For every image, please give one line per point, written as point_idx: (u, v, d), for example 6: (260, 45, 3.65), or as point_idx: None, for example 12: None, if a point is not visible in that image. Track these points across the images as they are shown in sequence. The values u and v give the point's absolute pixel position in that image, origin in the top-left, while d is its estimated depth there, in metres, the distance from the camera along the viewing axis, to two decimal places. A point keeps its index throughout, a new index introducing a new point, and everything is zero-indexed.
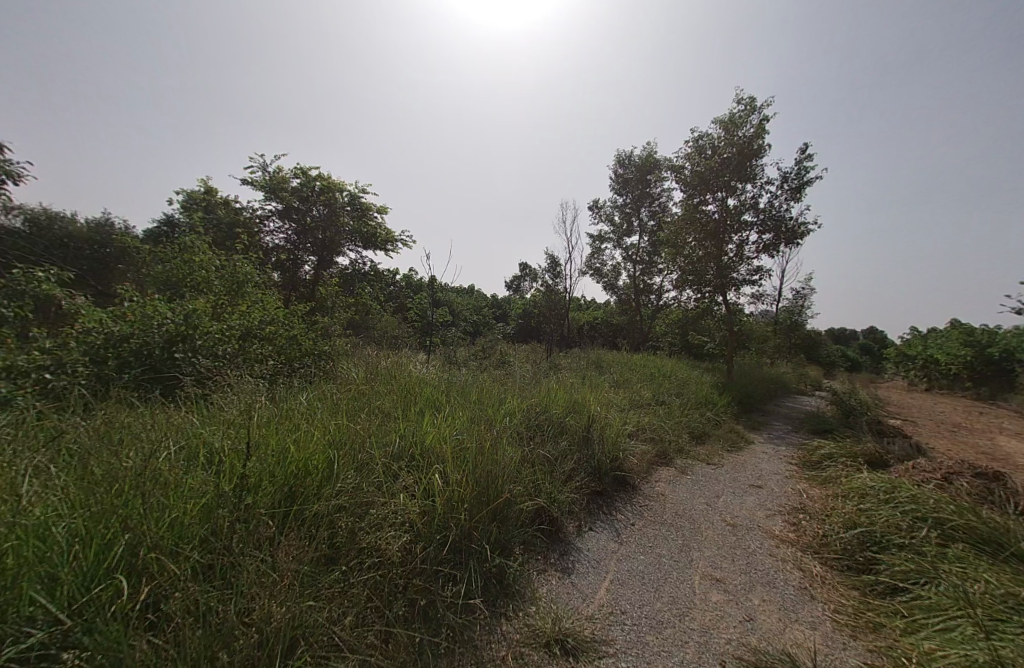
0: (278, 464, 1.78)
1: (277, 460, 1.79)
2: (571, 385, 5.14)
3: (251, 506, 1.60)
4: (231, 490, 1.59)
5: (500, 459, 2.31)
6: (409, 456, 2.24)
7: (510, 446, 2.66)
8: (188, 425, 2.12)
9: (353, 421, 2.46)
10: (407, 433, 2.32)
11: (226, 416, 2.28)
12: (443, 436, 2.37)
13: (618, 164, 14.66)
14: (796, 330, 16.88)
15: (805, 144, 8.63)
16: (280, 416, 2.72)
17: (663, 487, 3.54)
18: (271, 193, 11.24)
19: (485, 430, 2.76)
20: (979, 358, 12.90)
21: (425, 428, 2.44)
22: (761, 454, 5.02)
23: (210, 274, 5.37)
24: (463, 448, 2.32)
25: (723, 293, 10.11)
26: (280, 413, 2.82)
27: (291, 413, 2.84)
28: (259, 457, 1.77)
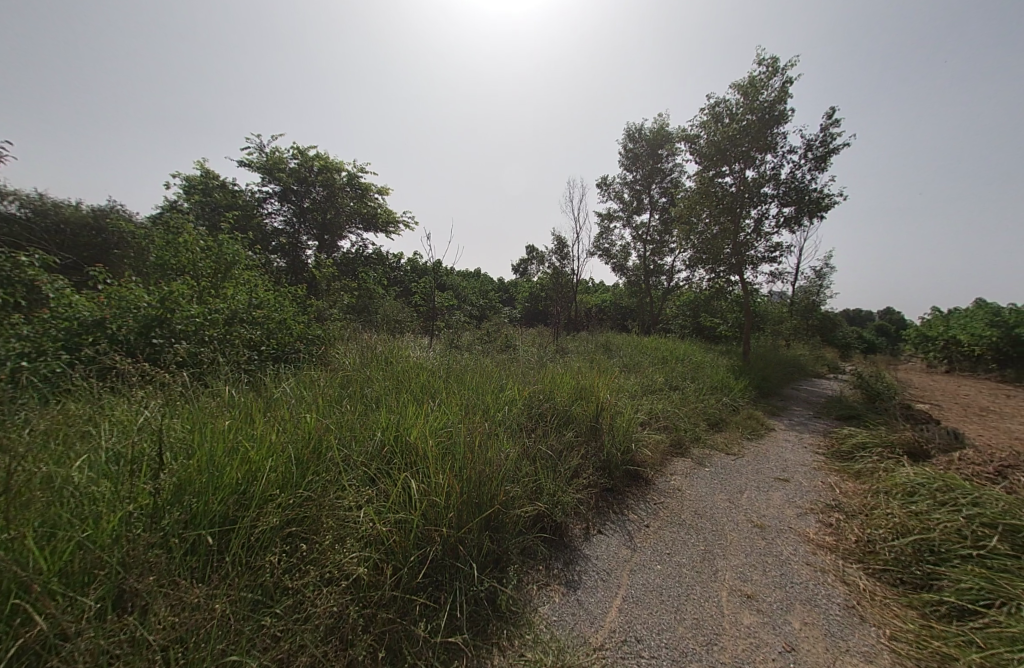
0: (223, 466, 1.50)
1: (223, 461, 1.52)
2: (578, 370, 4.79)
3: (182, 523, 1.34)
4: (156, 504, 1.33)
5: (495, 457, 1.99)
6: (387, 453, 1.94)
7: (507, 440, 2.34)
8: (137, 414, 1.86)
9: (325, 413, 2.18)
10: (386, 426, 2.02)
11: (182, 409, 2.02)
12: (428, 429, 2.05)
13: (627, 138, 13.95)
14: (813, 310, 16.26)
15: (832, 108, 7.94)
16: (254, 406, 2.43)
17: (678, 481, 3.22)
18: (268, 173, 10.86)
19: (479, 421, 2.44)
20: (1005, 338, 12.28)
21: (409, 419, 2.12)
22: (783, 442, 4.67)
23: (194, 254, 5.05)
24: (450, 444, 2.01)
25: (739, 272, 9.60)
26: (255, 403, 2.53)
27: (268, 404, 2.56)
28: (201, 460, 1.50)
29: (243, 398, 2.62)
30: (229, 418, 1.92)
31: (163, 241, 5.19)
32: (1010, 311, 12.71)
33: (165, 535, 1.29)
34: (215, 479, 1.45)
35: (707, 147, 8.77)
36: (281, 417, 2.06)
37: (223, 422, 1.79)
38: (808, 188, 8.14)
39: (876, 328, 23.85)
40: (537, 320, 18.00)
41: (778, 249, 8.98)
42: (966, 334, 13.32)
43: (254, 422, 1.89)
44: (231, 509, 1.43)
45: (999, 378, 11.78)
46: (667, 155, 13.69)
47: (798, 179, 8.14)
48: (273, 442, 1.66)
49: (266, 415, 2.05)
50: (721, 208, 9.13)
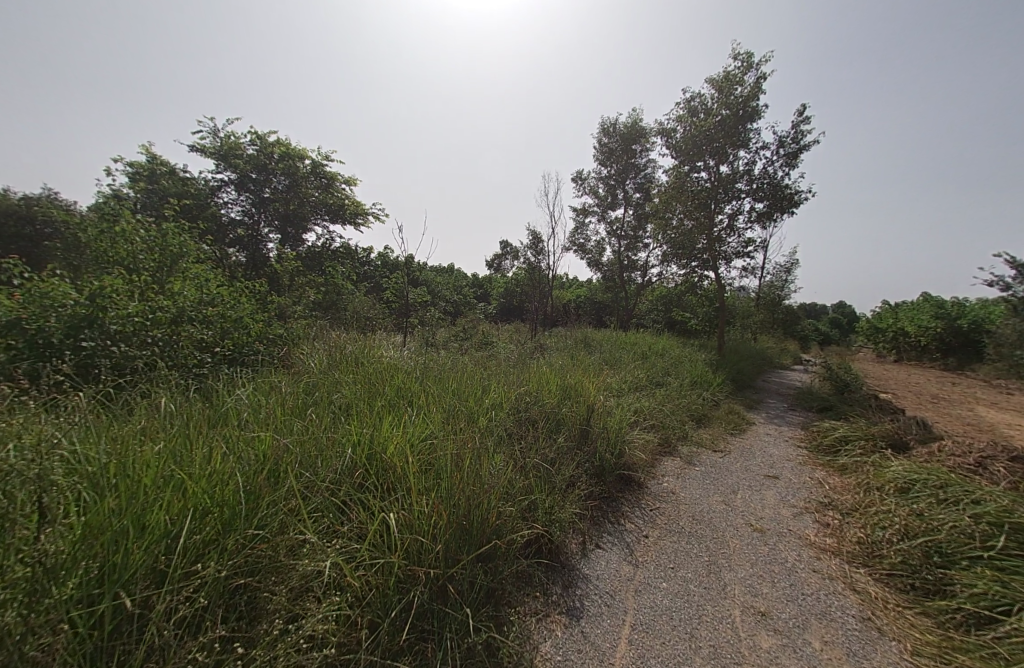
0: (155, 507, 1.24)
1: (155, 502, 1.25)
2: (561, 368, 4.59)
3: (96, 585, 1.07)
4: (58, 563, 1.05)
5: (486, 474, 1.76)
6: (360, 474, 1.67)
7: (495, 452, 2.11)
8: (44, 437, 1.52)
9: (285, 425, 1.90)
10: (357, 441, 1.75)
11: (110, 436, 1.71)
12: (407, 445, 1.80)
13: (602, 133, 13.89)
14: (777, 304, 16.84)
15: (802, 105, 8.10)
16: (200, 421, 2.10)
17: (672, 482, 3.08)
18: (222, 160, 10.07)
19: (463, 431, 2.20)
20: (949, 329, 13.09)
21: (385, 432, 1.86)
22: (765, 437, 4.66)
23: (133, 245, 4.50)
24: (435, 461, 1.76)
25: (713, 267, 9.71)
26: (202, 417, 2.19)
27: (217, 418, 2.22)
28: (127, 504, 1.23)
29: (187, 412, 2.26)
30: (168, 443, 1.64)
31: (95, 229, 4.59)
32: (953, 304, 13.58)
33: (70, 605, 1.02)
34: (143, 520, 1.20)
35: (682, 142, 8.78)
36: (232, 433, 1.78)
37: (158, 452, 1.52)
38: (779, 184, 8.30)
39: (831, 320, 25.05)
40: (511, 316, 17.78)
41: (750, 245, 9.14)
42: (914, 325, 14.14)
43: (197, 444, 1.61)
44: (166, 555, 1.18)
45: (943, 366, 12.58)
46: (641, 150, 13.74)
47: (770, 175, 8.27)
48: (218, 470, 1.40)
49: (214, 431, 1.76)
50: (695, 203, 9.19)
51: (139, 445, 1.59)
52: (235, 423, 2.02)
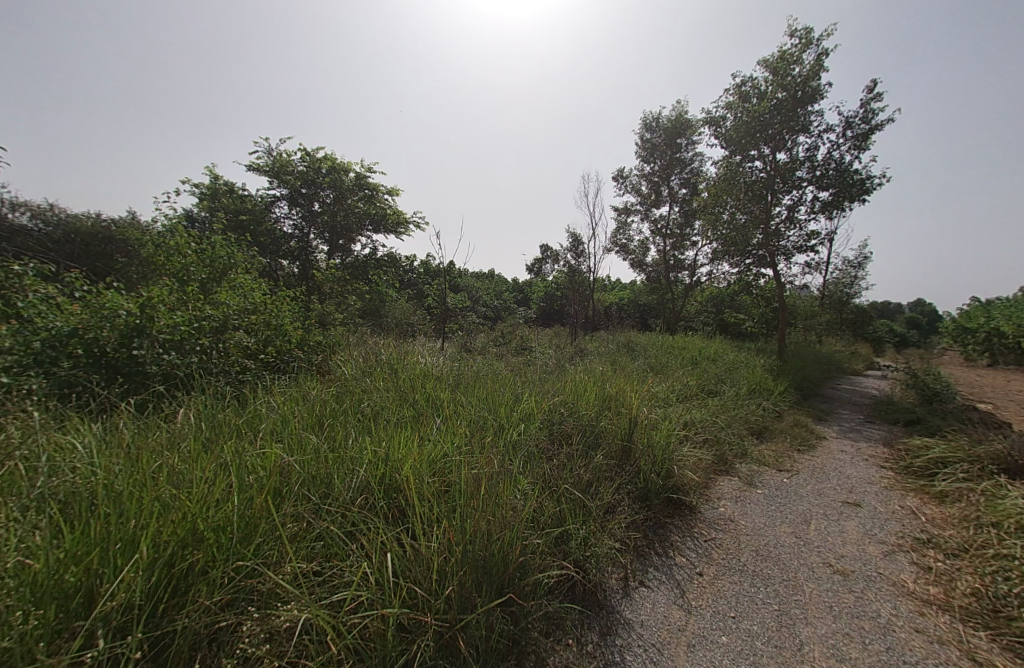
0: (148, 531, 1.20)
1: (150, 527, 1.22)
2: (602, 376, 4.28)
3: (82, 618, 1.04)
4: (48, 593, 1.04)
5: (508, 501, 1.55)
6: (370, 498, 1.53)
7: (522, 474, 1.89)
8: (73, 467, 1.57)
9: (301, 440, 1.82)
10: (370, 459, 1.62)
11: (134, 453, 1.72)
12: (422, 466, 1.64)
13: (644, 128, 13.35)
14: (845, 303, 15.31)
15: (873, 80, 7.25)
16: (224, 434, 2.08)
17: (730, 508, 2.72)
18: (276, 177, 10.69)
19: (488, 449, 2.01)
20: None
21: (402, 449, 1.71)
22: (839, 454, 4.07)
23: (187, 257, 4.75)
24: (452, 485, 1.58)
25: (770, 264, 8.93)
26: (227, 431, 2.18)
27: (242, 431, 2.20)
28: (124, 527, 1.21)
29: (213, 424, 2.25)
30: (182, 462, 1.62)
31: (155, 244, 4.90)
32: None
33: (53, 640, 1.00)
34: (134, 547, 1.15)
35: (732, 131, 8.18)
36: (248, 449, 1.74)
37: (169, 471, 1.50)
38: (846, 169, 7.49)
39: (908, 320, 22.44)
40: (552, 320, 17.50)
41: (813, 238, 8.31)
42: (1013, 324, 12.28)
43: (207, 462, 1.57)
44: (153, 587, 1.11)
45: None
46: (686, 143, 13.04)
47: (835, 160, 7.48)
48: (216, 492, 1.34)
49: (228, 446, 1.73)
50: (748, 196, 8.53)
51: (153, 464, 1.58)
52: (256, 437, 2.00)
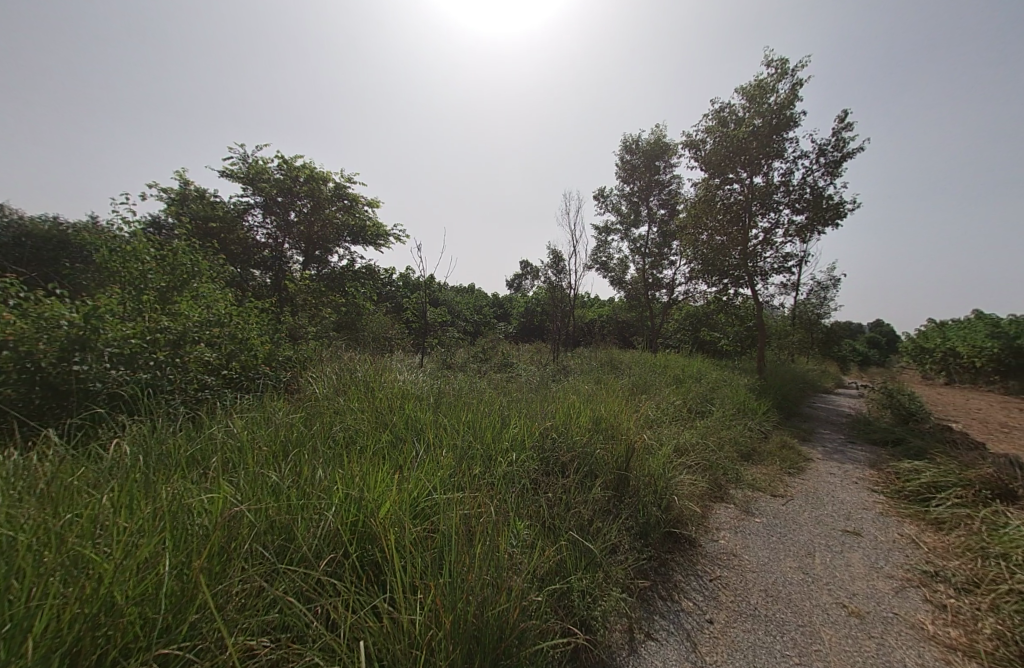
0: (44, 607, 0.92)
1: (49, 599, 0.94)
2: (589, 395, 4.12)
3: None
4: None
5: (504, 555, 1.32)
6: (338, 551, 1.29)
7: (516, 516, 1.67)
8: None
9: (258, 475, 1.55)
10: (341, 503, 1.38)
11: (47, 493, 1.41)
12: (403, 510, 1.41)
13: (624, 150, 13.65)
14: (813, 323, 15.83)
15: (844, 111, 7.57)
16: (168, 468, 1.78)
17: (731, 540, 2.55)
18: (250, 184, 10.28)
19: (477, 486, 1.79)
20: (1005, 350, 11.83)
21: (380, 490, 1.48)
22: (828, 477, 4.01)
23: (144, 263, 4.35)
24: (438, 535, 1.35)
25: (747, 284, 9.09)
26: (173, 463, 1.88)
27: (191, 463, 1.91)
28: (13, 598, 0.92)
29: (155, 457, 1.94)
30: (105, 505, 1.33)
31: (108, 248, 4.48)
32: (1010, 323, 12.34)
33: None
34: (21, 631, 0.88)
35: (711, 154, 8.38)
36: (192, 487, 1.46)
37: (87, 518, 1.22)
38: (819, 195, 7.75)
39: (869, 339, 23.47)
40: (533, 336, 17.41)
41: (788, 259, 8.53)
42: (966, 345, 12.87)
43: (137, 506, 1.29)
44: None
45: (1004, 390, 11.35)
46: (664, 166, 13.37)
47: (810, 185, 7.74)
48: (146, 548, 1.08)
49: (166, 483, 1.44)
50: (727, 218, 8.72)
51: (67, 511, 1.29)
52: (203, 472, 1.71)
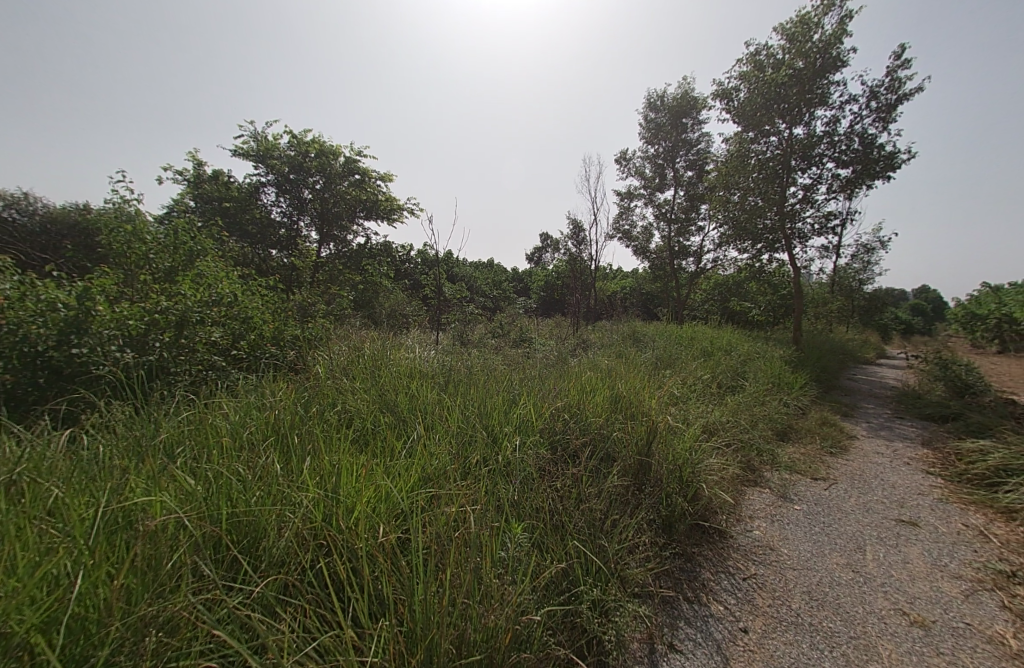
0: None
1: None
2: (609, 370, 3.85)
3: None
4: None
5: (488, 574, 1.09)
6: (292, 566, 1.13)
7: (513, 517, 1.46)
8: None
9: (225, 470, 1.43)
10: (298, 510, 1.21)
11: (9, 498, 1.34)
12: (372, 517, 1.22)
13: (648, 108, 12.70)
14: (854, 290, 14.76)
15: (902, 44, 6.62)
16: (137, 461, 1.65)
17: (767, 531, 2.28)
18: (261, 161, 10.11)
19: (474, 486, 1.57)
20: None
21: (351, 491, 1.30)
22: (875, 458, 3.65)
23: (144, 242, 4.22)
24: (409, 546, 1.15)
25: (784, 248, 8.40)
26: (147, 455, 1.76)
27: (167, 456, 1.78)
28: None
29: (135, 452, 1.82)
30: (60, 510, 1.26)
31: (108, 227, 4.36)
32: None
33: None
34: None
35: (745, 104, 7.60)
36: (153, 487, 1.35)
37: (29, 527, 1.14)
38: (869, 144, 6.94)
39: (911, 306, 21.86)
40: (553, 310, 17.07)
41: (831, 219, 7.79)
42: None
43: (82, 513, 1.20)
44: None
45: None
46: (692, 123, 12.37)
47: (858, 134, 6.93)
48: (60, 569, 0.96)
49: (129, 478, 1.36)
50: (763, 175, 7.95)
51: (19, 520, 1.22)
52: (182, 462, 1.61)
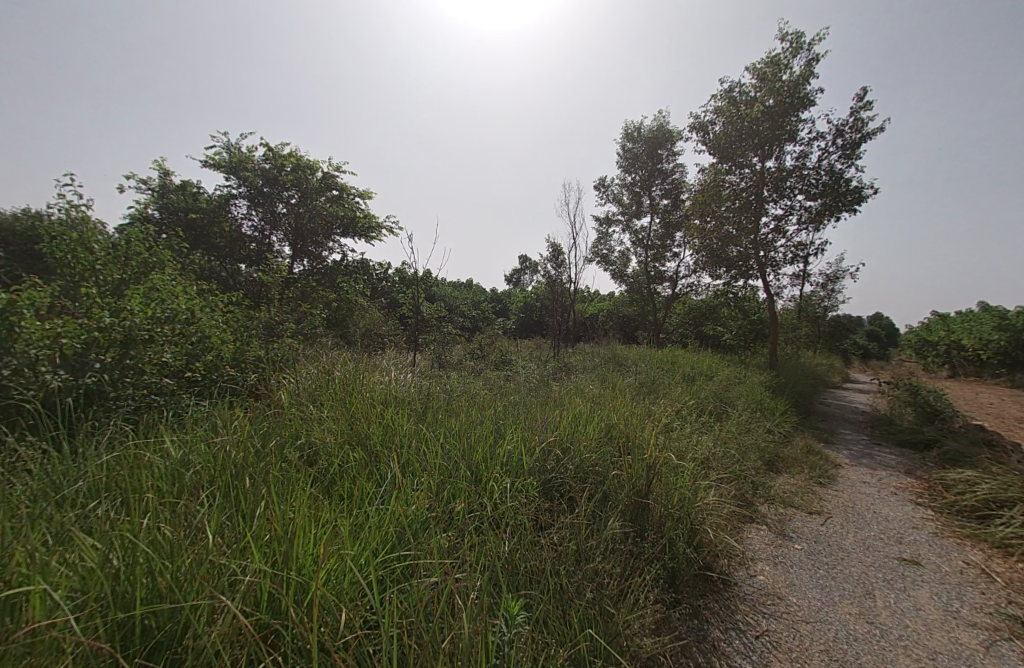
0: None
1: None
2: (595, 397, 3.70)
3: None
4: None
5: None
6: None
7: (507, 587, 1.23)
8: None
9: (147, 538, 1.16)
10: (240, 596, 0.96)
11: None
12: (336, 603, 0.98)
13: (625, 138, 13.12)
14: (819, 316, 15.37)
15: (862, 88, 7.07)
16: (40, 520, 1.34)
17: (771, 576, 2.11)
18: (233, 173, 9.74)
19: (459, 546, 1.36)
20: (1014, 343, 11.13)
21: (310, 565, 1.06)
22: (863, 488, 3.59)
23: (91, 251, 3.85)
24: (381, 644, 0.90)
25: (757, 276, 8.63)
26: (55, 511, 1.44)
27: (81, 510, 1.47)
28: None
29: (42, 507, 1.51)
30: None
31: (50, 234, 3.96)
32: (1019, 315, 11.86)
33: None
34: None
35: (720, 137, 7.91)
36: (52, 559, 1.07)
37: None
38: (836, 179, 7.29)
39: (868, 331, 22.93)
40: (532, 331, 17.02)
41: (801, 249, 8.09)
42: (972, 338, 12.40)
43: None
44: None
45: (1012, 383, 10.77)
46: (667, 154, 12.83)
47: (826, 168, 7.27)
48: None
49: (16, 550, 1.07)
50: (737, 206, 8.20)
51: None
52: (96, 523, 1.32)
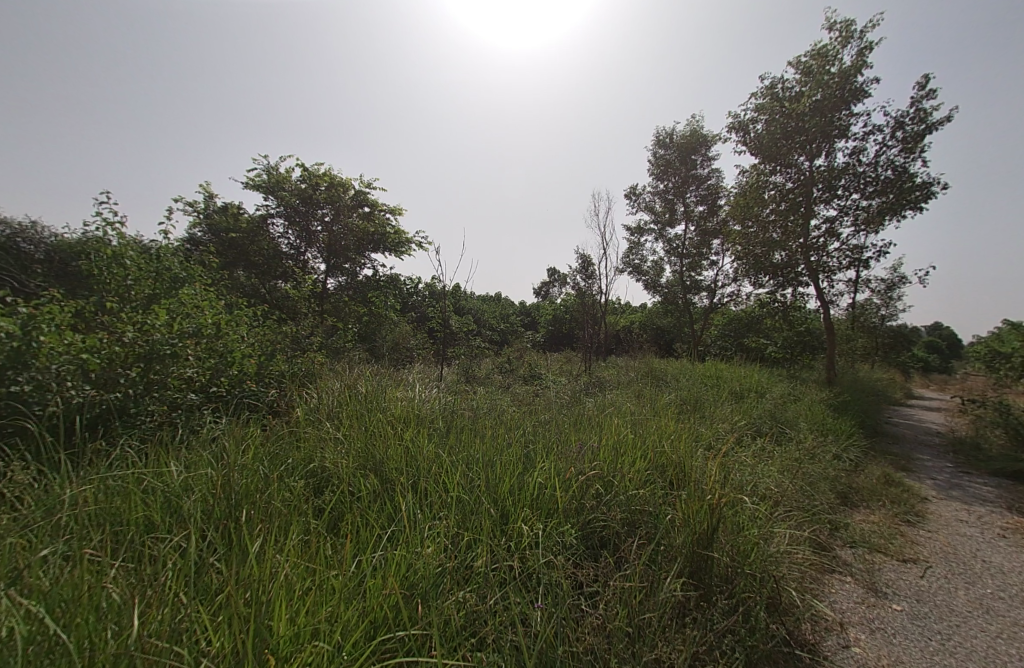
0: None
1: None
2: (636, 417, 3.34)
3: None
4: None
5: None
6: None
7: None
8: None
9: (114, 610, 0.99)
10: None
11: None
12: None
13: (657, 145, 12.74)
14: (876, 326, 14.12)
15: (925, 75, 6.45)
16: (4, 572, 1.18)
17: (872, 648, 1.67)
18: (270, 193, 10.09)
19: (476, 617, 1.09)
20: None
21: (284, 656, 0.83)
22: (963, 528, 3.02)
23: (125, 268, 3.90)
24: None
25: (808, 283, 7.96)
26: (29, 556, 1.28)
27: (52, 556, 1.29)
28: None
29: (26, 544, 1.38)
30: None
31: (88, 252, 4.05)
32: None
33: None
34: None
35: (762, 137, 7.46)
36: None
37: None
38: (898, 175, 6.65)
39: (928, 343, 20.88)
40: (562, 344, 16.64)
41: (858, 253, 7.41)
42: None
43: None
44: None
45: None
46: (701, 159, 12.33)
47: (884, 164, 6.66)
48: None
49: None
50: (782, 208, 7.65)
51: None
52: (77, 574, 1.18)
